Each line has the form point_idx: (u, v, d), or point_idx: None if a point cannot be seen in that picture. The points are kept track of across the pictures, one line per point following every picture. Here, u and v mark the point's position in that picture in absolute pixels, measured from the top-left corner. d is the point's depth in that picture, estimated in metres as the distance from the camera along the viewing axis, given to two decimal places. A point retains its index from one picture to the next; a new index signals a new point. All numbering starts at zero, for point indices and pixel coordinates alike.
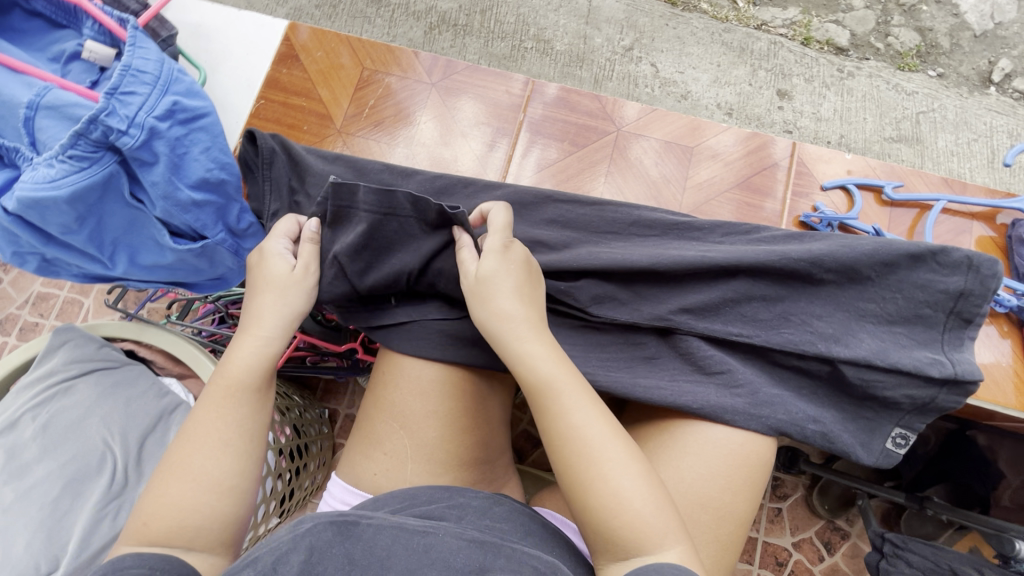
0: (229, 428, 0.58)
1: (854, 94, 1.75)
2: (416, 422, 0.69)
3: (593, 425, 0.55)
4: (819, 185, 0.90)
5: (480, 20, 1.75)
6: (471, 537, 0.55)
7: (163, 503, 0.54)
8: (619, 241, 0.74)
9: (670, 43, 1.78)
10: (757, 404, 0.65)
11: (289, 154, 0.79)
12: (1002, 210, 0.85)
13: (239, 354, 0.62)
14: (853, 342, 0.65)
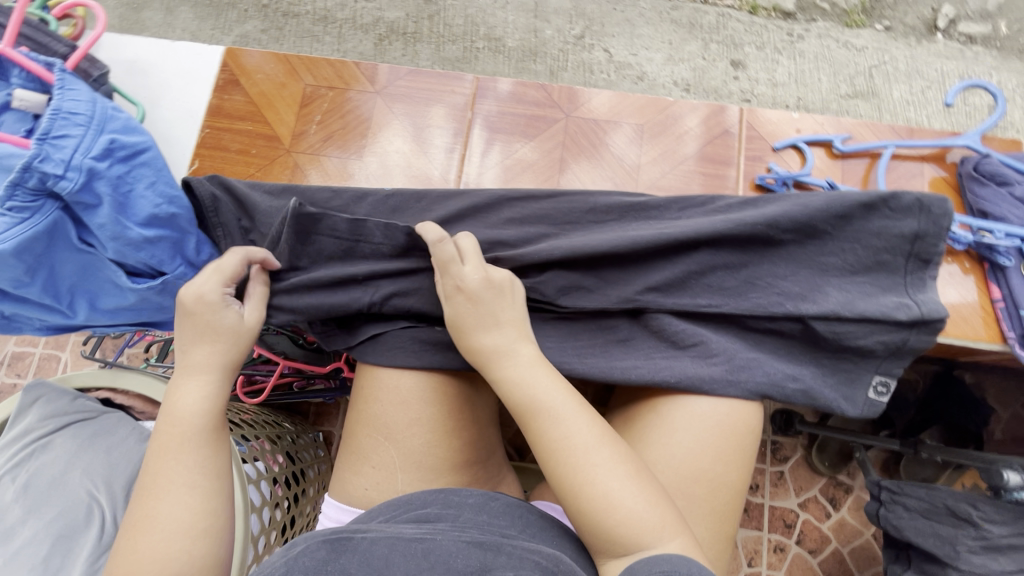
0: (194, 475, 0.59)
1: (806, 56, 1.78)
2: (401, 432, 0.68)
3: (577, 432, 0.55)
4: (771, 146, 0.90)
5: (429, 25, 1.75)
6: (471, 540, 0.54)
7: (135, 559, 0.54)
8: (579, 227, 0.74)
9: (620, 26, 1.79)
10: (734, 369, 0.65)
11: (234, 195, 0.75)
12: (950, 149, 0.86)
13: (184, 397, 0.62)
14: (820, 298, 0.65)
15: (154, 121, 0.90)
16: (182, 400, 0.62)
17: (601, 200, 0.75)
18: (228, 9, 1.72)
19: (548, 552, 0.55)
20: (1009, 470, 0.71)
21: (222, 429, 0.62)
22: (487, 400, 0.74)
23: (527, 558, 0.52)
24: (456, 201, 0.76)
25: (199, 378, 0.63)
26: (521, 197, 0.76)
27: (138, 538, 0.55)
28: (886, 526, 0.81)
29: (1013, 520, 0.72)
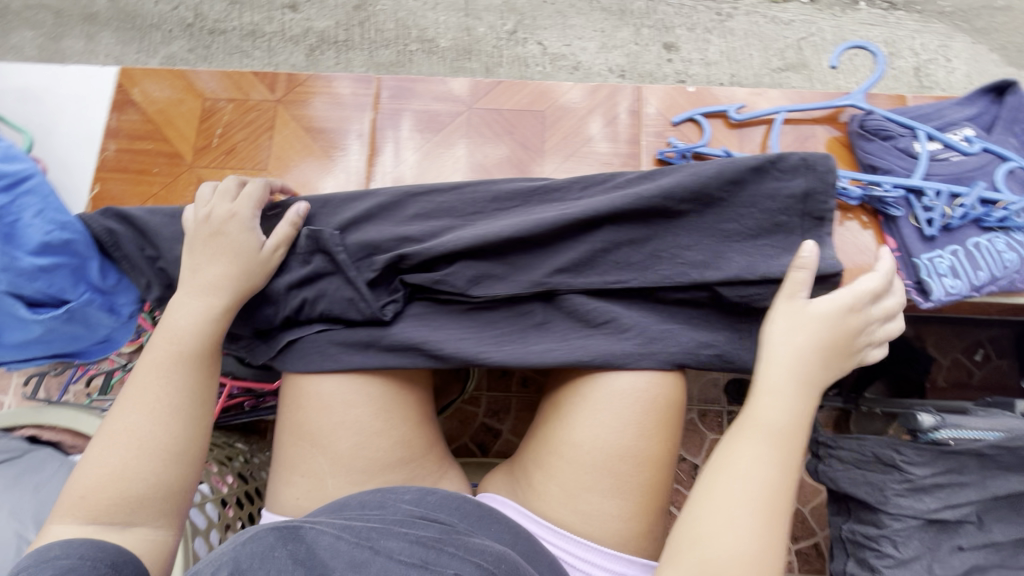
0: (158, 433, 0.63)
1: (736, 34, 1.81)
2: (325, 436, 0.68)
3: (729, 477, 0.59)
4: (669, 121, 0.92)
5: (360, 32, 1.74)
6: (414, 538, 0.54)
7: (108, 468, 0.61)
8: (484, 216, 0.75)
9: (551, 19, 1.80)
10: (648, 341, 0.68)
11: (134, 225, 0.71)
12: (842, 108, 0.88)
13: (183, 317, 0.68)
14: (724, 264, 0.68)
15: (50, 145, 0.91)
16: (159, 360, 0.66)
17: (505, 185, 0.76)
18: (152, 31, 1.69)
19: (494, 551, 0.55)
20: (923, 413, 0.74)
21: (196, 401, 0.66)
22: (417, 395, 0.74)
23: (468, 559, 0.52)
24: (364, 199, 0.76)
25: (178, 347, 0.67)
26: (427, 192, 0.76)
27: (90, 476, 0.61)
28: (824, 480, 0.83)
29: (933, 460, 0.75)
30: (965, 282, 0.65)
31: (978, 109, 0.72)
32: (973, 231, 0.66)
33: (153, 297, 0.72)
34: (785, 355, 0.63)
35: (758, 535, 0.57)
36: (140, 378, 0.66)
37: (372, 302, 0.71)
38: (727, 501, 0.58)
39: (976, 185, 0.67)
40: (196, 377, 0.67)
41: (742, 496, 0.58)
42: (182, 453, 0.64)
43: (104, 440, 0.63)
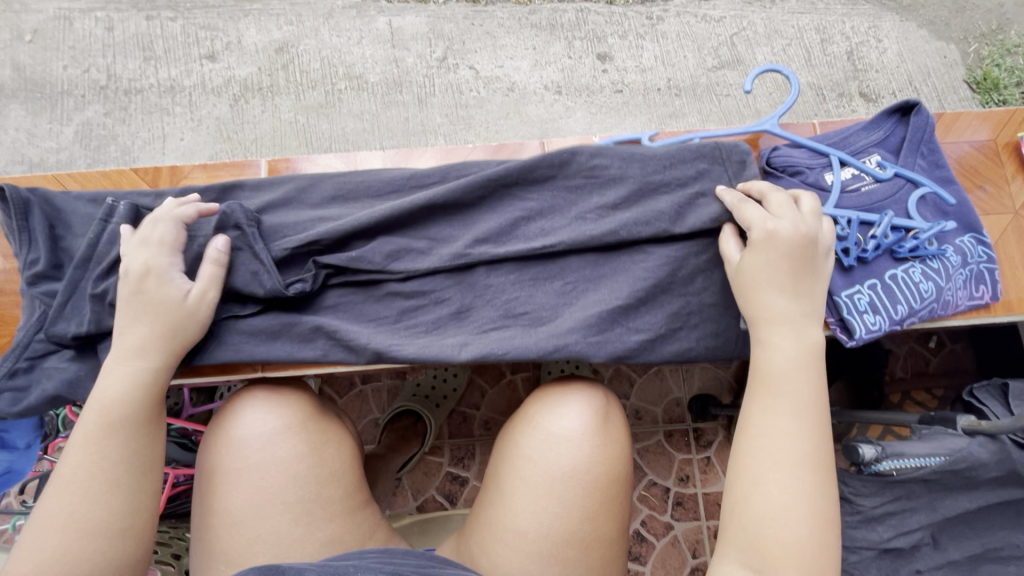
0: (100, 510, 0.59)
1: (669, 37, 1.77)
2: (241, 553, 0.64)
3: (776, 432, 0.56)
4: None
5: (284, 75, 1.67)
6: (393, 570, 0.60)
7: (50, 557, 0.57)
8: (402, 195, 0.77)
9: (481, 40, 1.73)
10: (558, 334, 0.69)
11: (53, 204, 0.72)
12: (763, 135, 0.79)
13: (115, 382, 0.64)
14: (643, 224, 0.71)
15: None
16: (91, 430, 0.62)
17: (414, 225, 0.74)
18: (64, 98, 1.61)
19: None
20: (864, 444, 0.72)
21: (139, 470, 0.63)
22: (344, 489, 0.70)
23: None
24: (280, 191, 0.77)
25: (111, 414, 0.63)
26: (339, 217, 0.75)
27: (30, 559, 0.56)
28: None
29: (879, 489, 0.74)
30: (885, 317, 0.63)
31: (884, 132, 0.70)
32: (888, 263, 0.65)
33: (35, 272, 0.69)
34: (752, 289, 0.62)
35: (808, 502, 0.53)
36: (73, 446, 0.61)
37: (277, 276, 0.70)
38: (770, 466, 0.55)
39: (886, 214, 0.65)
40: (139, 441, 0.63)
41: (784, 455, 0.55)
42: (130, 531, 0.60)
43: (38, 522, 0.58)
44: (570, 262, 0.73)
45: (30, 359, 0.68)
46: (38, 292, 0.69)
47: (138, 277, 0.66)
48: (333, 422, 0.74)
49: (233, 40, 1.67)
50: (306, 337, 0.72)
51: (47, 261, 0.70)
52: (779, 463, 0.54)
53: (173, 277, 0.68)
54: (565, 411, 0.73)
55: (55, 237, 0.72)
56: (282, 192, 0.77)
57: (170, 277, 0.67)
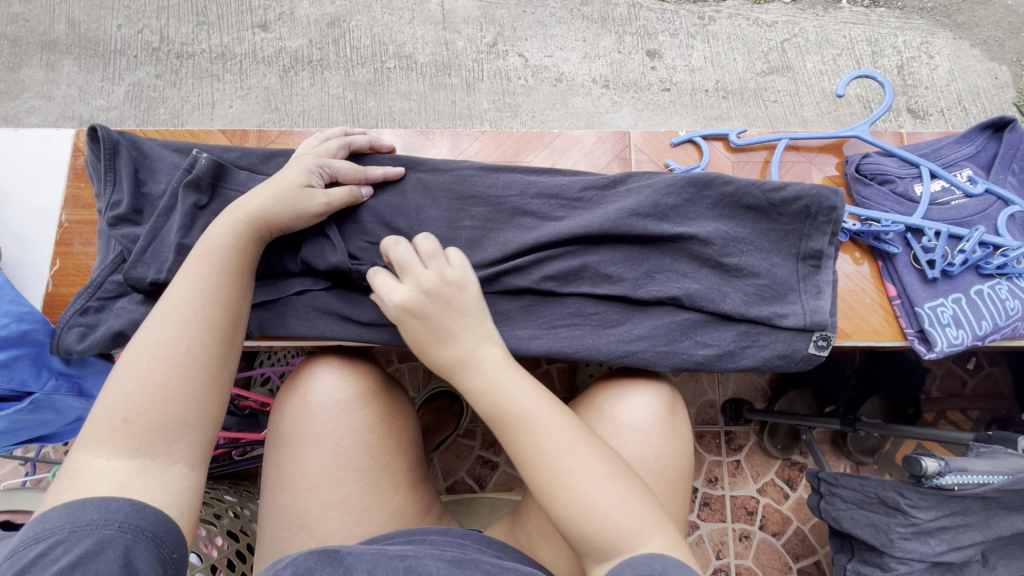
0: (195, 354, 0.55)
1: (720, 38, 1.75)
2: (314, 518, 0.65)
3: (552, 436, 0.55)
4: (668, 142, 0.78)
5: (334, 50, 1.66)
6: (448, 558, 0.58)
7: (144, 398, 0.52)
8: (479, 197, 0.71)
9: (532, 29, 1.72)
10: (629, 339, 0.66)
11: (141, 151, 0.68)
12: (848, 140, 0.75)
13: (218, 227, 0.62)
14: (737, 224, 0.67)
15: None
16: (190, 273, 0.58)
17: (485, 235, 0.70)
18: (116, 57, 1.62)
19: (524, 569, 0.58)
20: (926, 458, 0.71)
21: (230, 315, 0.59)
22: (408, 462, 0.71)
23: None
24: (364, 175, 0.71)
25: (215, 257, 0.59)
26: (410, 232, 0.70)
27: (119, 402, 0.52)
28: (827, 518, 0.85)
29: (937, 503, 0.74)
30: (969, 331, 0.63)
31: (977, 146, 0.69)
32: (973, 278, 0.64)
33: (115, 216, 0.65)
34: (457, 364, 0.59)
35: (611, 476, 0.54)
36: (170, 291, 0.58)
37: (343, 254, 0.67)
38: (561, 470, 0.54)
39: (977, 228, 0.64)
40: (238, 286, 0.60)
41: (559, 454, 0.54)
42: (220, 377, 0.56)
43: (127, 365, 0.54)
44: (661, 260, 0.67)
45: (101, 300, 0.65)
46: (117, 237, 0.64)
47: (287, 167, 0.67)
48: (398, 395, 0.75)
49: (286, 11, 1.67)
50: (377, 322, 0.69)
51: (130, 205, 0.65)
52: (571, 463, 0.53)
53: (311, 175, 0.66)
54: (634, 399, 0.68)
55: (139, 183, 0.67)
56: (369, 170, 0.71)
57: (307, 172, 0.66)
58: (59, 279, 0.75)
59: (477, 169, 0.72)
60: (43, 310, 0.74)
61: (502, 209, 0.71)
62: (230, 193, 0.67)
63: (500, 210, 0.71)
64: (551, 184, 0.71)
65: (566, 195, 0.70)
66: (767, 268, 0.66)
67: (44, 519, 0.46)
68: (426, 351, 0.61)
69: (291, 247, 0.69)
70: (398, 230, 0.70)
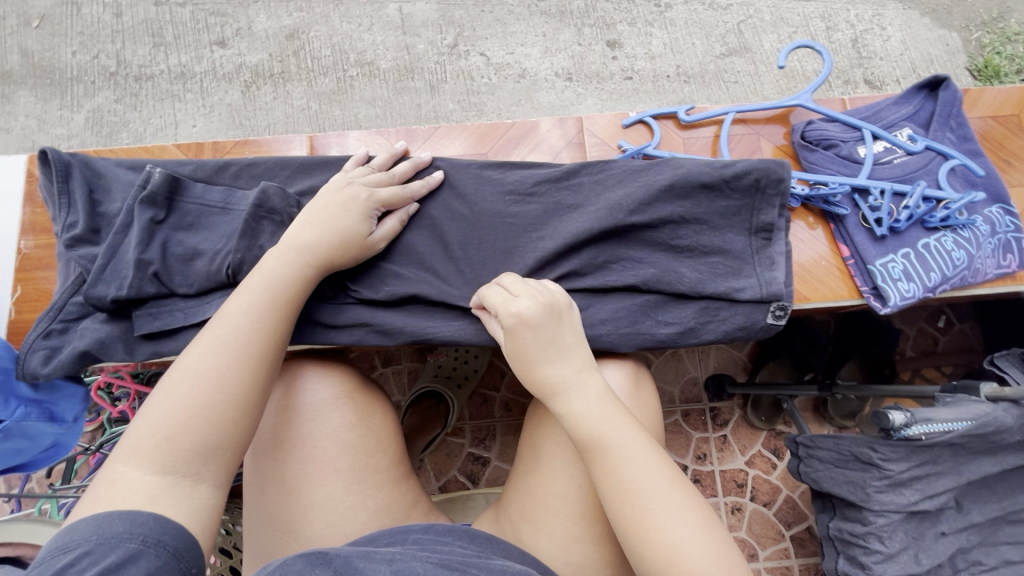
0: (238, 382, 0.55)
1: (677, 24, 1.78)
2: (298, 521, 0.65)
3: (648, 475, 0.57)
4: (619, 123, 0.79)
5: (296, 62, 1.66)
6: (439, 561, 0.59)
7: (190, 420, 0.53)
8: (437, 195, 0.72)
9: (491, 27, 1.73)
10: (593, 322, 0.67)
11: (92, 170, 0.68)
12: (794, 109, 0.77)
13: (269, 259, 0.61)
14: (689, 200, 0.69)
15: None
16: (249, 300, 0.59)
17: (445, 230, 0.71)
18: (73, 84, 1.60)
19: (515, 569, 0.61)
20: (893, 410, 0.73)
21: (279, 351, 0.59)
22: (390, 458, 0.71)
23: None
24: (326, 174, 0.71)
25: (277, 290, 0.60)
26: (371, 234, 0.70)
27: (161, 420, 0.53)
28: (808, 479, 0.87)
29: (907, 455, 0.76)
30: (919, 284, 0.65)
31: (914, 107, 0.72)
32: (919, 233, 0.67)
33: (71, 237, 0.64)
34: (557, 385, 0.61)
35: (702, 526, 0.56)
36: (223, 310, 0.58)
37: None
38: (651, 508, 0.56)
39: (919, 184, 0.66)
40: (289, 319, 0.61)
41: (653, 494, 0.57)
42: (260, 406, 0.57)
43: (172, 384, 0.54)
44: (619, 242, 0.69)
45: (64, 322, 0.65)
46: (75, 258, 0.64)
47: (336, 200, 0.65)
48: (376, 392, 0.75)
49: (243, 26, 1.66)
50: (342, 325, 0.69)
51: (86, 225, 0.65)
52: (666, 507, 0.56)
53: (369, 213, 0.66)
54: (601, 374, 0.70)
55: (94, 203, 0.67)
56: (324, 173, 0.71)
57: (366, 210, 0.66)
58: (21, 305, 0.75)
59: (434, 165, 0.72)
60: (7, 338, 0.73)
61: (460, 204, 0.71)
62: (188, 207, 0.67)
63: (460, 206, 0.72)
64: (507, 177, 0.72)
65: (522, 185, 0.71)
66: (721, 241, 0.68)
67: (72, 530, 0.47)
68: (530, 366, 0.62)
69: (334, 283, 0.68)
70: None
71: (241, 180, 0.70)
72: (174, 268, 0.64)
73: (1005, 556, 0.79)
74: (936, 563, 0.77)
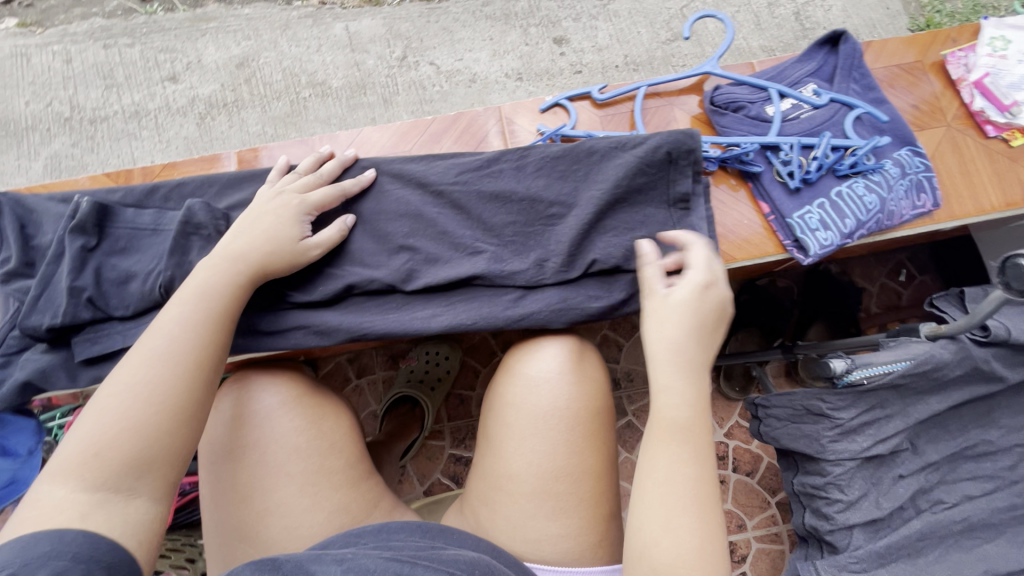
0: (172, 394, 0.56)
1: (621, 15, 1.81)
2: (253, 528, 0.66)
3: (686, 479, 0.59)
4: (537, 108, 0.82)
5: (248, 89, 1.68)
6: (390, 556, 0.57)
7: (124, 432, 0.54)
8: (365, 197, 0.74)
9: (438, 36, 1.76)
10: (522, 304, 0.69)
11: (22, 207, 0.70)
12: (707, 78, 0.80)
13: (199, 274, 0.62)
14: (606, 174, 0.70)
15: None
16: (183, 311, 0.59)
17: (375, 230, 0.72)
18: (29, 133, 1.62)
19: (466, 558, 0.58)
20: (834, 358, 0.75)
21: (217, 359, 0.60)
22: (347, 459, 0.72)
23: (440, 569, 0.55)
24: (254, 187, 0.72)
25: (211, 300, 0.61)
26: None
27: (90, 436, 0.53)
28: (770, 439, 0.87)
29: (854, 401, 0.77)
30: (836, 232, 0.67)
31: (817, 63, 0.75)
32: (832, 181, 0.69)
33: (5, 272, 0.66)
34: (678, 354, 0.63)
35: (703, 536, 0.57)
36: (156, 322, 0.59)
37: None
38: (674, 505, 0.58)
39: (825, 135, 0.69)
40: (220, 328, 0.61)
41: (684, 494, 0.58)
42: (197, 415, 0.57)
43: (104, 400, 0.55)
44: (542, 224, 0.71)
45: (6, 355, 0.66)
46: (12, 292, 0.66)
47: (271, 204, 0.68)
48: (329, 397, 0.76)
49: (193, 60, 1.69)
50: (281, 331, 0.70)
51: (19, 260, 0.67)
52: (685, 510, 0.57)
53: (301, 218, 0.68)
54: (542, 353, 0.70)
55: (26, 237, 0.68)
56: (250, 186, 0.72)
57: (297, 214, 0.68)
58: None
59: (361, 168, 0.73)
60: None
61: (386, 202, 0.73)
62: (118, 232, 0.68)
63: (386, 204, 0.73)
64: (431, 172, 0.74)
65: (445, 179, 0.73)
66: (639, 213, 0.70)
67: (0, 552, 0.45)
68: (681, 330, 0.63)
69: (269, 292, 0.70)
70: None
71: (171, 202, 0.71)
72: (108, 292, 0.66)
73: (965, 492, 0.80)
74: (896, 506, 0.78)
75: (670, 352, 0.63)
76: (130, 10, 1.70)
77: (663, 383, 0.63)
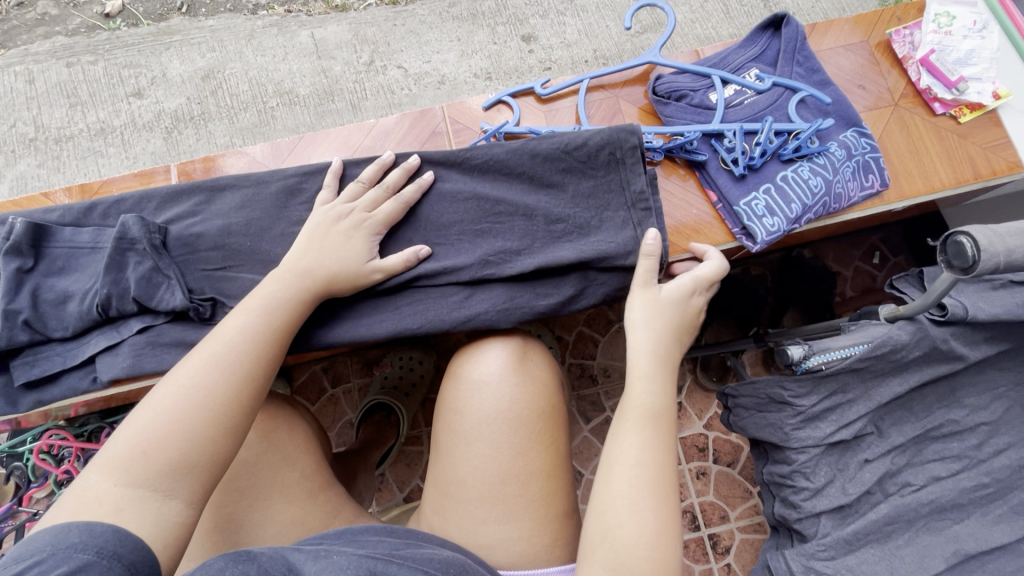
0: (221, 402, 0.55)
1: (590, 9, 1.79)
2: (199, 546, 0.64)
3: (644, 463, 0.60)
4: (480, 107, 0.83)
5: (214, 101, 1.66)
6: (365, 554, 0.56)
7: (170, 432, 0.52)
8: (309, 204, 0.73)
9: (405, 39, 1.73)
10: (470, 307, 0.69)
11: None
12: (651, 69, 0.80)
13: (260, 288, 0.63)
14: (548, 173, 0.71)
15: None
16: (247, 319, 0.60)
17: None
18: None
19: (441, 557, 0.58)
20: (792, 346, 0.77)
21: (266, 374, 0.59)
22: (301, 471, 0.71)
23: (416, 567, 0.55)
24: (195, 199, 0.71)
25: (273, 313, 0.61)
26: (245, 248, 0.70)
27: (142, 432, 0.52)
28: (737, 429, 0.87)
29: (815, 387, 0.77)
30: (782, 217, 0.67)
31: (760, 47, 0.75)
32: (777, 167, 0.69)
33: None
34: (655, 345, 0.65)
35: (656, 521, 0.57)
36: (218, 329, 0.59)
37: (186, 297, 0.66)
38: (628, 492, 0.59)
39: (767, 120, 0.69)
40: (275, 345, 0.61)
41: (637, 480, 0.59)
42: (241, 427, 0.56)
43: (158, 398, 0.54)
44: (487, 224, 0.71)
45: None
46: None
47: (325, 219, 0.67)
48: (280, 410, 0.75)
49: (157, 74, 1.67)
50: None
51: None
52: (640, 497, 0.58)
53: (371, 240, 0.67)
54: (484, 355, 0.70)
55: None
56: (191, 199, 0.71)
57: (364, 236, 0.67)
58: None
59: (302, 174, 0.72)
60: None
61: None
62: (55, 251, 0.67)
63: None
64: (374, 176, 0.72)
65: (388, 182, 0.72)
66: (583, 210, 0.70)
67: (30, 541, 0.45)
68: (664, 329, 0.65)
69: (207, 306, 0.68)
70: (232, 249, 0.70)
71: (110, 218, 0.70)
72: (47, 314, 0.66)
73: (932, 474, 0.79)
74: (863, 491, 0.77)
75: (647, 349, 0.65)
76: (93, 27, 1.68)
77: (642, 371, 0.64)
